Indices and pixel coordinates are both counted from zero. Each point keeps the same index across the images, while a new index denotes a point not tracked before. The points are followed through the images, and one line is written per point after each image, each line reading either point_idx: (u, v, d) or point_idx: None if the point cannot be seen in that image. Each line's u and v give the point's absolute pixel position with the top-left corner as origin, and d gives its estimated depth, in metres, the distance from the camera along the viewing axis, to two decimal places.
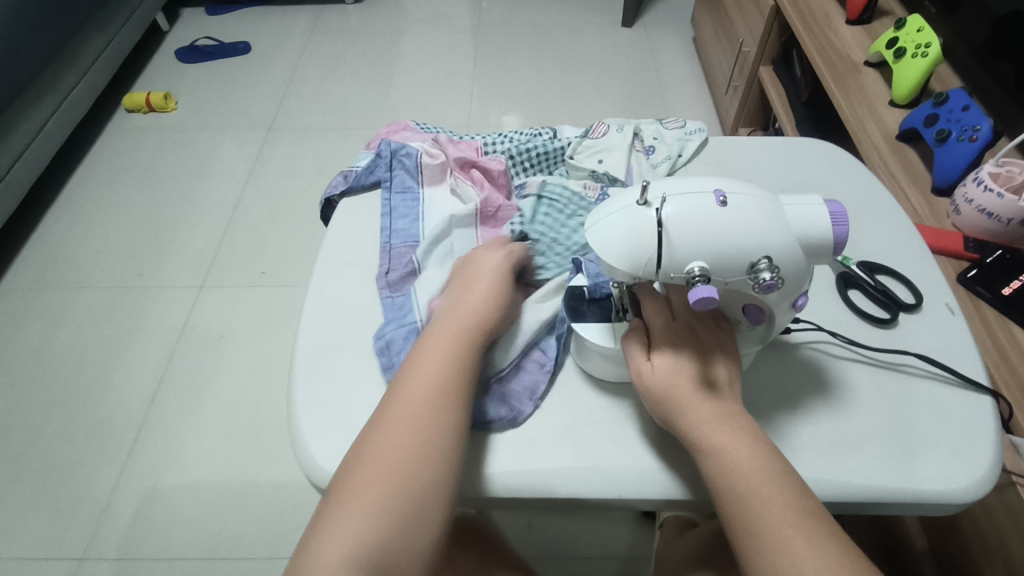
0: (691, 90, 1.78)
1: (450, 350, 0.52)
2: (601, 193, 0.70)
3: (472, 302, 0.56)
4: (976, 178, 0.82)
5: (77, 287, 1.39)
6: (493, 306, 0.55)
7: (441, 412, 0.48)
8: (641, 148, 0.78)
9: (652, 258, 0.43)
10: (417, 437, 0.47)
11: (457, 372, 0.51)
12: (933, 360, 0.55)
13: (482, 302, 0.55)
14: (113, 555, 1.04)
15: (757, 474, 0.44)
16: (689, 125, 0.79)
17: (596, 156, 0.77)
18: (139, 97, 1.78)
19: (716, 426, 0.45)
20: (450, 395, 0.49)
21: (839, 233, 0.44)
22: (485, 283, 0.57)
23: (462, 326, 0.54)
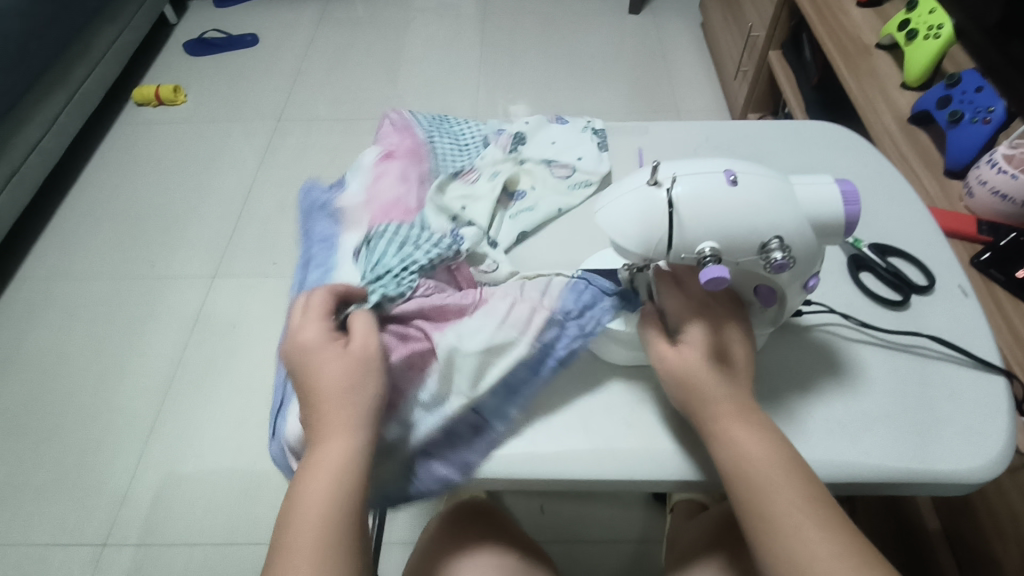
0: (700, 76, 1.77)
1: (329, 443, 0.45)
2: (455, 237, 0.59)
3: (320, 385, 0.47)
4: (990, 160, 0.82)
5: (92, 279, 1.41)
6: (353, 378, 0.47)
7: (327, 549, 0.42)
8: (512, 200, 0.68)
9: (663, 238, 0.43)
10: None
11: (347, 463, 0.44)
12: (946, 342, 0.55)
13: (339, 375, 0.47)
14: (134, 540, 1.06)
15: (766, 467, 0.44)
16: (574, 180, 0.69)
17: (460, 197, 0.65)
18: (149, 90, 1.79)
19: (728, 419, 0.45)
20: (332, 524, 0.43)
21: (851, 213, 0.44)
22: (323, 357, 0.48)
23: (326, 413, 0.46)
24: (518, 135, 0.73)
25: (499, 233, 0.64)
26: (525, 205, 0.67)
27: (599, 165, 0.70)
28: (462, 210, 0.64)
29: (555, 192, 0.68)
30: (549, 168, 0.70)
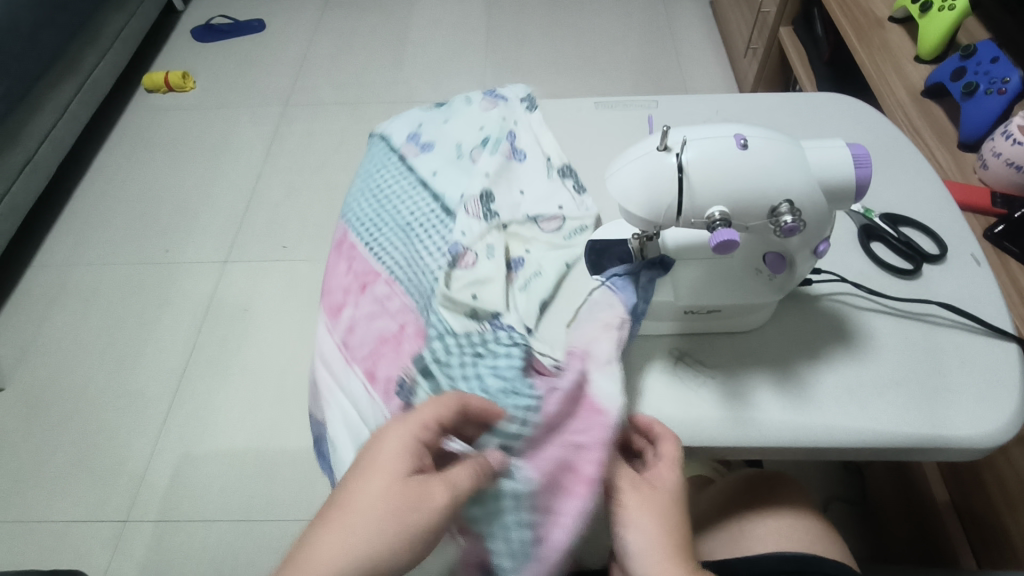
0: (709, 55, 1.75)
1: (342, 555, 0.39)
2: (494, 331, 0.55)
3: (366, 478, 0.42)
4: (1005, 131, 0.80)
5: (106, 264, 1.43)
6: (399, 506, 0.40)
7: None
8: (516, 269, 0.62)
9: (673, 203, 0.44)
10: None
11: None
12: (957, 309, 0.55)
13: (381, 498, 0.41)
14: (154, 517, 1.08)
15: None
16: (568, 229, 0.64)
17: (467, 286, 0.59)
18: (158, 77, 1.80)
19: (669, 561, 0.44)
20: None
21: (862, 176, 0.44)
22: (391, 458, 0.42)
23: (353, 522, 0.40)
24: (484, 194, 0.65)
25: (521, 313, 0.58)
26: (531, 272, 0.61)
27: (584, 210, 0.65)
28: (475, 302, 0.58)
29: (551, 247, 0.63)
30: (537, 222, 0.65)
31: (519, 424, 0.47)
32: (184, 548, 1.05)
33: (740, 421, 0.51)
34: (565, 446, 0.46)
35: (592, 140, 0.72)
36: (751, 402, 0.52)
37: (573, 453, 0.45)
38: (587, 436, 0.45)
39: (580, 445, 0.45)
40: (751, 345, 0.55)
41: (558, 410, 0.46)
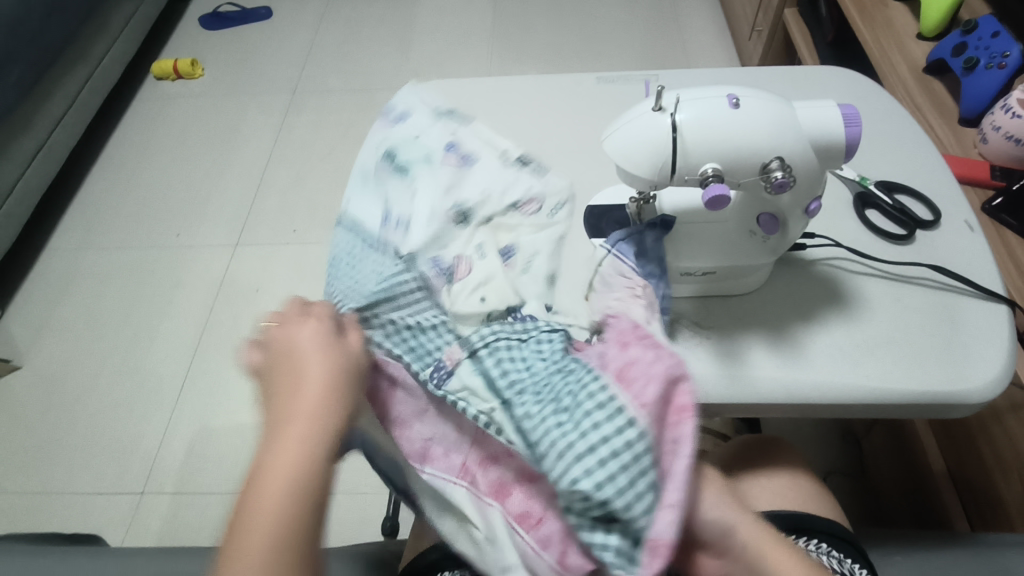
0: (714, 39, 1.75)
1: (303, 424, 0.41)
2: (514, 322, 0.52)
3: (299, 383, 0.43)
4: (1004, 105, 0.81)
5: (120, 247, 1.46)
6: (329, 392, 0.43)
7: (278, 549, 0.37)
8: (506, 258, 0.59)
9: (667, 162, 0.45)
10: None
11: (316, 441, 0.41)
12: (947, 271, 0.56)
13: (315, 376, 0.43)
14: (168, 490, 1.11)
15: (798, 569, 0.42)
16: (547, 209, 0.65)
17: (473, 292, 0.54)
18: (167, 64, 1.82)
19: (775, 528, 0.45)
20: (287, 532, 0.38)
21: (852, 134, 0.46)
22: (309, 352, 0.45)
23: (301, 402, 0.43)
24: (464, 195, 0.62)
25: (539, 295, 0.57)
26: (529, 255, 0.60)
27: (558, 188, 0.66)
28: (486, 305, 0.52)
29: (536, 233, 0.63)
30: (517, 209, 0.63)
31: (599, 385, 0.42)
32: (199, 520, 1.08)
33: (734, 378, 0.52)
34: (649, 383, 0.42)
35: (592, 114, 0.74)
36: (747, 360, 0.53)
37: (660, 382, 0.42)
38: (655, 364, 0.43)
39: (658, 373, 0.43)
40: (747, 307, 0.57)
41: (616, 358, 0.45)
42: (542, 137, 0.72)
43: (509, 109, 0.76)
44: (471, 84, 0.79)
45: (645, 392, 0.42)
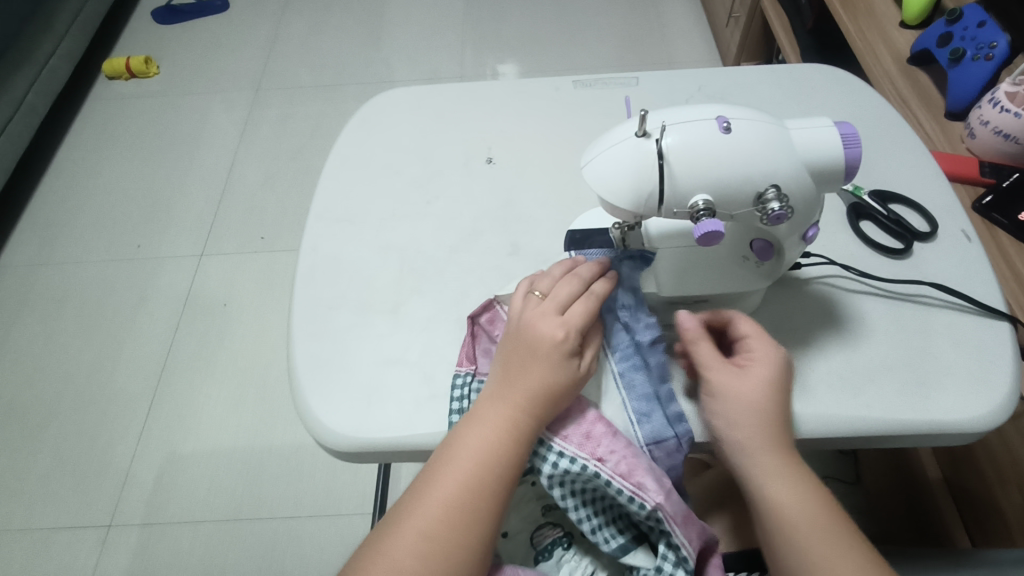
0: (691, 26, 1.70)
1: (464, 460, 0.43)
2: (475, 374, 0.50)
3: (418, 519, 0.42)
4: (992, 99, 0.78)
5: (77, 262, 1.38)
6: (422, 545, 0.42)
7: (482, 481, 0.43)
8: None
9: (653, 193, 0.41)
10: (481, 445, 0.44)
11: (503, 464, 0.43)
12: (948, 290, 0.54)
13: (424, 537, 0.42)
14: (139, 521, 1.06)
15: (793, 507, 0.43)
16: None
17: None
18: (119, 63, 1.72)
19: (770, 458, 0.44)
20: (477, 486, 0.43)
21: (851, 156, 0.42)
22: (418, 536, 0.42)
23: (446, 482, 0.43)
24: None
25: None
26: None
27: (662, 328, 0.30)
28: None
29: None
30: None
31: (568, 457, 0.44)
32: (172, 551, 1.03)
33: None
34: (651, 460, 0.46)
35: (570, 122, 0.69)
36: None
37: (609, 435, 0.45)
38: (591, 426, 0.45)
39: (613, 436, 0.45)
40: None
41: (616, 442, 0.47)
42: (518, 148, 0.68)
43: (481, 117, 0.71)
44: (439, 92, 0.74)
45: (611, 457, 0.44)
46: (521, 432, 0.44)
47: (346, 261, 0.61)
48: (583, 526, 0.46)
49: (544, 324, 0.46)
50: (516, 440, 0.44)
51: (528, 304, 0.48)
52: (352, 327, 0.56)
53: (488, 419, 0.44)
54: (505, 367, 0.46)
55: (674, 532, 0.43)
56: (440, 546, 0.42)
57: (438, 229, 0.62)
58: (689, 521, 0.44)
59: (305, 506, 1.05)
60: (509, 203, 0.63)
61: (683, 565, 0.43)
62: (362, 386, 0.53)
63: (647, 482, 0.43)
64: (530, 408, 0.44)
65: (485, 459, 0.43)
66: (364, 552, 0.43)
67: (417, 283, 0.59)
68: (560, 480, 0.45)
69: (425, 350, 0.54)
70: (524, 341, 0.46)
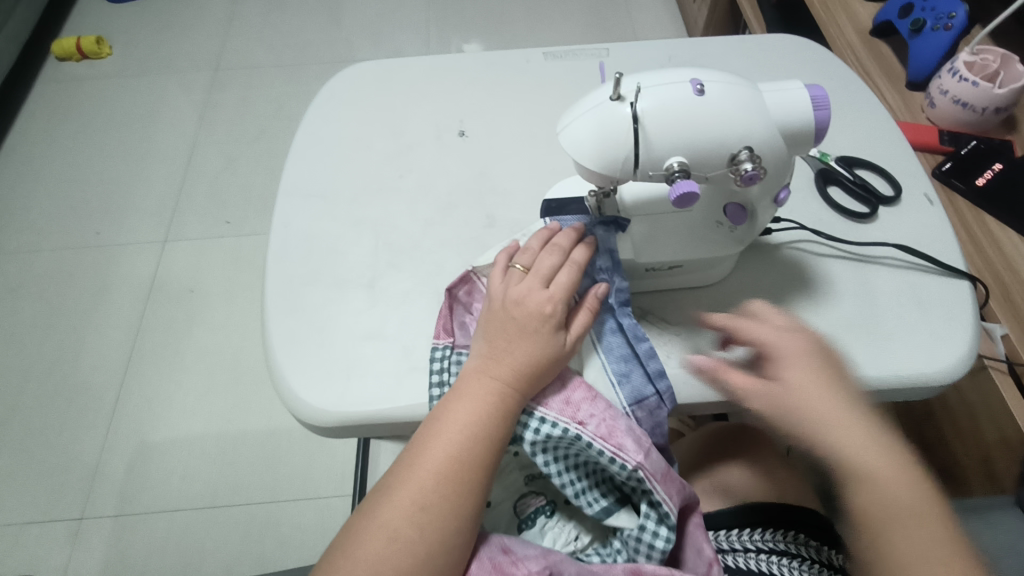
0: (657, 2, 1.70)
1: (452, 432, 0.43)
2: (454, 348, 0.50)
3: (407, 490, 0.42)
4: (951, 68, 0.79)
5: (32, 251, 1.33)
6: (412, 516, 0.42)
7: (470, 454, 0.43)
8: None
9: (629, 157, 0.41)
10: (469, 418, 0.44)
11: (493, 434, 0.44)
12: (910, 250, 0.55)
13: (413, 508, 0.42)
14: (111, 513, 1.04)
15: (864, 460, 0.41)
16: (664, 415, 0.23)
17: None
18: (68, 43, 1.64)
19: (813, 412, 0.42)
20: (467, 458, 0.43)
21: (821, 118, 0.43)
22: (407, 508, 0.42)
23: (439, 452, 0.43)
24: None
25: None
26: None
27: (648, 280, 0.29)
28: None
29: None
30: None
31: (550, 422, 0.45)
32: (148, 541, 1.01)
33: None
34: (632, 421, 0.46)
35: (542, 93, 0.69)
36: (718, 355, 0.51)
37: (589, 399, 0.45)
38: (571, 391, 0.46)
39: (594, 400, 0.45)
40: (712, 300, 0.54)
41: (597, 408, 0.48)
42: (490, 120, 0.67)
43: (452, 90, 0.70)
44: (408, 65, 0.72)
45: (592, 420, 0.44)
46: (509, 403, 0.44)
47: (319, 236, 0.60)
48: (568, 491, 0.47)
49: (531, 297, 0.46)
50: (504, 414, 0.44)
51: (512, 278, 0.48)
52: (328, 303, 0.55)
53: (475, 392, 0.44)
54: (492, 339, 0.46)
55: (654, 489, 0.44)
56: (432, 515, 0.42)
57: (412, 203, 0.61)
58: (669, 479, 0.45)
59: (285, 491, 1.04)
60: (483, 175, 0.63)
61: (665, 522, 0.44)
62: (340, 362, 0.52)
63: (627, 443, 0.44)
64: (519, 381, 0.44)
65: (475, 429, 0.43)
66: (354, 525, 0.42)
67: (393, 257, 0.58)
68: (543, 447, 0.46)
69: (403, 324, 0.54)
70: (511, 313, 0.46)
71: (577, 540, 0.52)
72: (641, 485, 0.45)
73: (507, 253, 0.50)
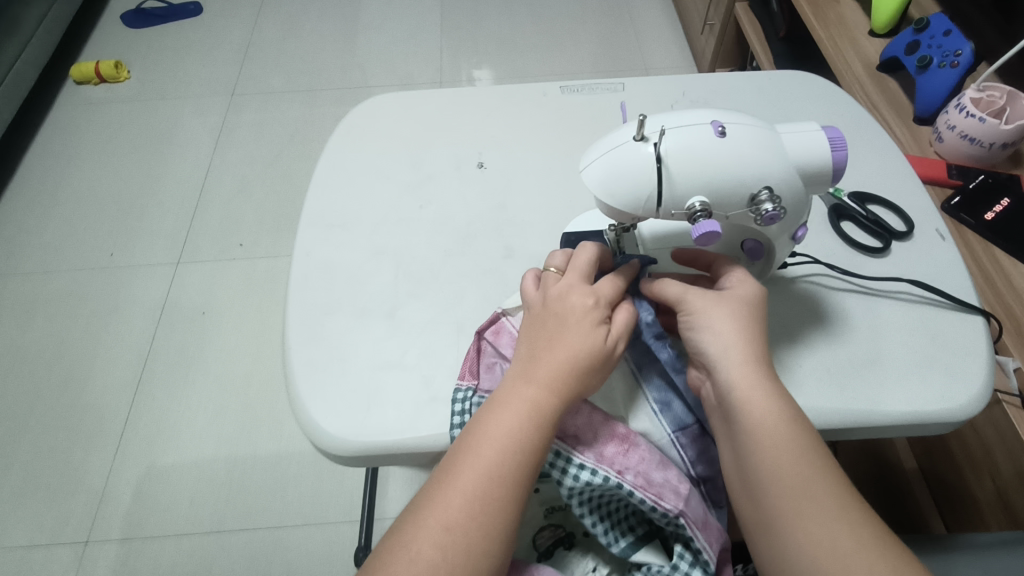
0: (665, 32, 1.74)
1: (488, 443, 0.42)
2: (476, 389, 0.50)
3: (441, 505, 0.41)
4: (958, 104, 0.81)
5: (47, 272, 1.34)
6: (442, 532, 0.40)
7: (505, 466, 0.42)
8: None
9: (652, 195, 0.42)
10: (503, 427, 0.42)
11: (528, 444, 0.42)
12: (925, 286, 0.56)
13: (444, 524, 0.40)
14: (118, 536, 1.03)
15: (776, 434, 0.42)
16: None
17: None
18: (88, 68, 1.68)
19: (747, 378, 0.43)
20: (500, 471, 0.41)
21: (838, 158, 0.44)
22: (438, 526, 0.40)
23: (485, 446, 0.42)
24: None
25: None
26: None
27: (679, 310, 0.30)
28: None
29: None
30: None
31: (589, 469, 0.45)
32: (154, 565, 1.01)
33: None
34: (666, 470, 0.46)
35: (559, 126, 0.70)
36: None
37: (624, 451, 0.45)
38: (605, 445, 0.46)
39: (629, 451, 0.45)
40: None
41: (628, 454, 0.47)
42: (509, 151, 0.69)
43: (471, 122, 0.71)
44: (428, 97, 0.74)
45: (629, 470, 0.45)
46: (546, 409, 0.43)
47: (341, 266, 0.61)
48: (594, 529, 0.47)
49: (570, 292, 0.46)
50: (540, 422, 0.43)
51: (549, 281, 0.48)
52: (349, 332, 0.56)
53: (510, 399, 0.44)
54: (530, 344, 0.46)
55: (695, 536, 0.44)
56: (463, 530, 0.40)
57: (432, 234, 0.63)
58: (708, 526, 0.45)
59: (293, 516, 1.04)
60: (501, 207, 0.64)
61: (701, 568, 0.44)
62: (362, 391, 0.53)
63: (666, 492, 0.44)
64: (555, 390, 0.44)
65: (510, 439, 0.42)
66: (385, 546, 0.41)
67: (413, 287, 0.59)
68: (579, 492, 0.46)
69: (424, 354, 0.54)
70: (550, 318, 0.46)
71: (594, 572, 0.51)
72: (679, 529, 0.45)
73: (538, 270, 0.52)
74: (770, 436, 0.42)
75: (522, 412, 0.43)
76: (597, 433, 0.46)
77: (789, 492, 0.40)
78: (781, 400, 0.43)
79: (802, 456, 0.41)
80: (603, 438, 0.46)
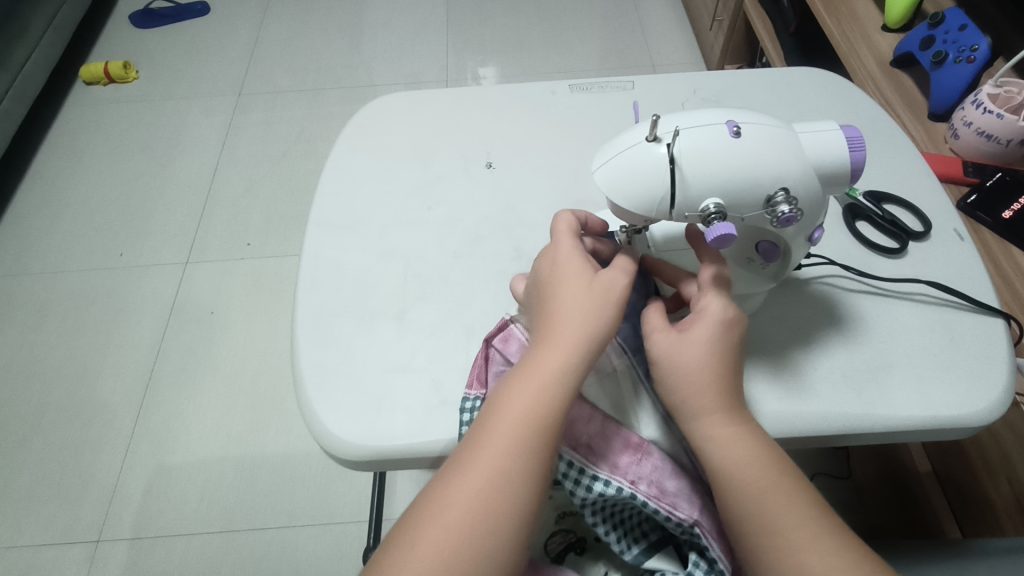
0: (673, 29, 1.72)
1: (504, 413, 0.41)
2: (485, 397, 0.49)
3: (460, 480, 0.40)
4: (975, 100, 0.79)
5: (57, 272, 1.35)
6: (464, 506, 0.39)
7: (522, 433, 0.41)
8: None
9: (666, 198, 0.42)
10: (516, 395, 0.42)
11: (544, 407, 0.41)
12: (943, 287, 0.55)
13: (464, 498, 0.39)
14: (128, 535, 1.04)
15: (748, 473, 0.41)
16: None
17: None
18: (96, 68, 1.68)
19: (709, 416, 0.42)
20: (517, 439, 0.40)
21: (856, 158, 0.43)
22: (458, 501, 0.39)
23: (500, 414, 0.41)
24: None
25: None
26: None
27: None
28: None
29: None
30: None
31: (603, 480, 0.44)
32: (163, 564, 1.01)
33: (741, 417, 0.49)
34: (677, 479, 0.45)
35: (569, 125, 0.70)
36: (754, 397, 0.50)
37: (637, 460, 0.45)
38: (617, 454, 0.45)
39: (642, 460, 0.45)
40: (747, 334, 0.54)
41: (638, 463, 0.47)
42: (518, 152, 0.68)
43: (479, 121, 0.71)
44: (436, 97, 0.74)
45: (642, 481, 0.44)
46: (560, 371, 0.42)
47: (349, 269, 0.60)
48: (607, 537, 0.47)
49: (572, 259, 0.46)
50: (555, 383, 0.42)
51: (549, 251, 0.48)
52: (357, 335, 0.56)
53: (522, 367, 0.43)
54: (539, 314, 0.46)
55: (711, 545, 0.44)
56: (485, 501, 0.39)
57: (441, 235, 0.62)
58: (722, 534, 0.45)
59: (302, 516, 1.04)
60: (510, 208, 0.64)
61: None
62: (371, 395, 0.52)
63: (679, 501, 0.44)
64: (567, 351, 0.43)
65: (525, 405, 0.41)
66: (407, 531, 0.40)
67: (422, 290, 0.58)
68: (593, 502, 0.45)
69: (432, 357, 0.54)
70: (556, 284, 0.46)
71: None
72: (693, 538, 0.45)
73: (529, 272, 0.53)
74: (739, 480, 0.41)
75: (534, 376, 0.42)
76: (609, 442, 0.46)
77: (759, 536, 0.39)
78: (750, 440, 0.42)
79: (775, 494, 0.40)
80: (614, 447, 0.46)
